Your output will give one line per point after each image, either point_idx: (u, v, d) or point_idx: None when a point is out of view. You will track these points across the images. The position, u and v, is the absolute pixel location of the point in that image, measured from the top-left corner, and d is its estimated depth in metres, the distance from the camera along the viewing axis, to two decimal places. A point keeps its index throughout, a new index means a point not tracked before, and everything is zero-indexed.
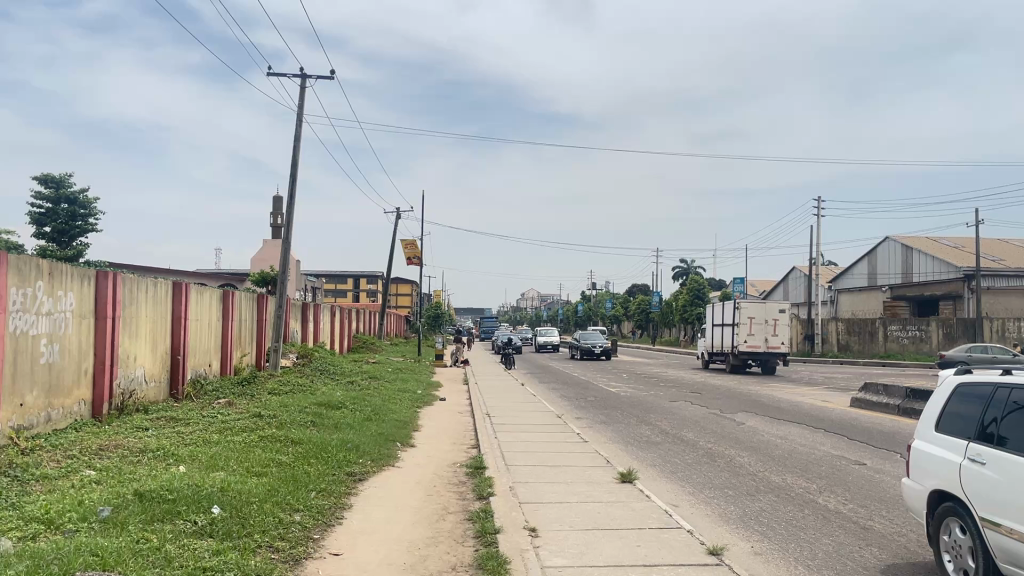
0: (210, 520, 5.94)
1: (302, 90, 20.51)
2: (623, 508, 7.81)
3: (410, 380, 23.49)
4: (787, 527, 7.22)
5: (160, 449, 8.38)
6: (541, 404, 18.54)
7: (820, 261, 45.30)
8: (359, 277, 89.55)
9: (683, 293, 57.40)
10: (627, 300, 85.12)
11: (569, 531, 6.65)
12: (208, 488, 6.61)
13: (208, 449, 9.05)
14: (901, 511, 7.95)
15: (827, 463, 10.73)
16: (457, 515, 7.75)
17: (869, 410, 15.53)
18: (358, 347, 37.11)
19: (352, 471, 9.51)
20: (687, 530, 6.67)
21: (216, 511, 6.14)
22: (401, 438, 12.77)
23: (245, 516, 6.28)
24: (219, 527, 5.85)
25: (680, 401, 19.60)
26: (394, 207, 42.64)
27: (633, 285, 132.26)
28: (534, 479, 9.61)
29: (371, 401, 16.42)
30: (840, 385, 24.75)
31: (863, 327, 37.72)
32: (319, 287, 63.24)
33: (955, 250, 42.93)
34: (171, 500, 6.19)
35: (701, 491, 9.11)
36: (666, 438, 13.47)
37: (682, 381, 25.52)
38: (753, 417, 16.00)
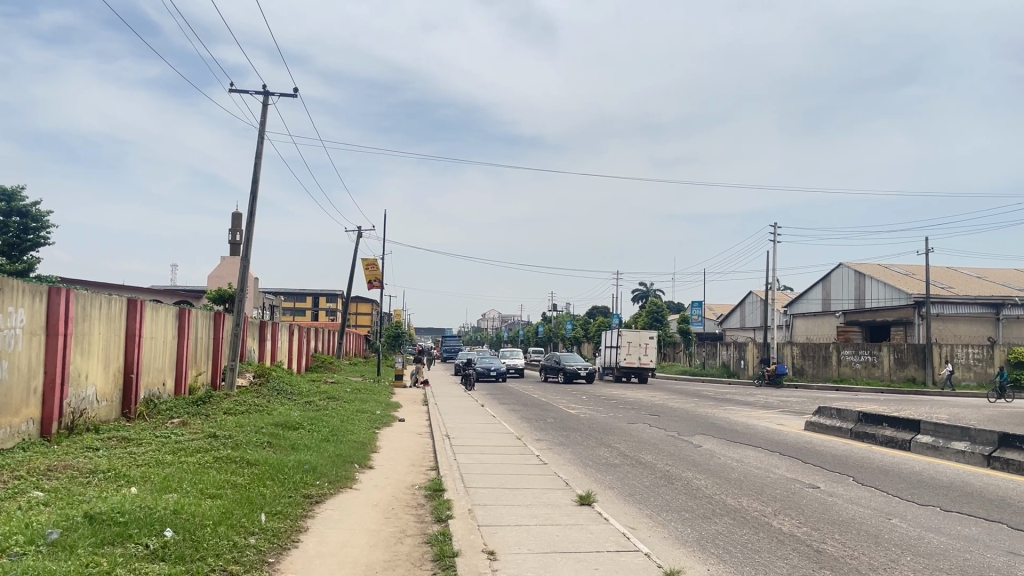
0: (162, 544, 5.89)
1: (264, 107, 20.64)
2: (582, 531, 7.90)
3: (369, 401, 23.37)
4: (742, 550, 7.39)
5: (111, 470, 8.27)
6: (501, 425, 18.56)
7: (777, 286, 46.18)
8: (319, 295, 88.62)
9: (642, 315, 57.98)
10: (588, 321, 85.74)
11: (527, 554, 6.73)
12: (160, 511, 6.56)
13: (161, 470, 8.94)
14: (853, 533, 8.19)
15: (781, 486, 10.93)
16: (415, 538, 7.78)
17: (823, 433, 15.87)
18: (316, 366, 36.77)
19: (309, 493, 9.46)
20: (643, 552, 6.81)
21: (169, 535, 6.10)
22: (358, 459, 12.75)
23: (198, 538, 6.25)
24: (171, 550, 5.80)
25: (638, 423, 19.89)
26: (357, 227, 42.67)
27: (594, 308, 133.05)
28: (494, 501, 9.63)
29: (329, 422, 16.26)
30: (795, 409, 25.15)
31: (817, 352, 38.52)
32: (277, 305, 62.36)
33: (906, 277, 44.16)
34: (122, 523, 6.13)
35: (658, 514, 9.24)
36: (624, 460, 13.64)
37: (640, 403, 25.84)
38: (710, 440, 16.22)
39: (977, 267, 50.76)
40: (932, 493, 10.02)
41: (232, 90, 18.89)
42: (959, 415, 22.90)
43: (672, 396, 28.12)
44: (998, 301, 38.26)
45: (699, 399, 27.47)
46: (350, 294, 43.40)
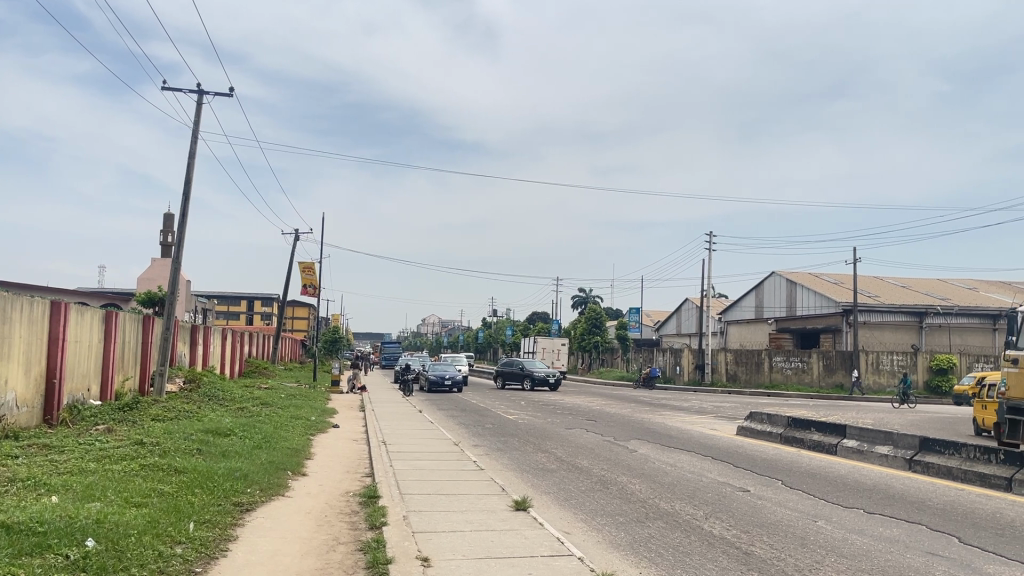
0: (84, 554, 5.66)
1: (198, 106, 20.24)
2: (517, 537, 7.89)
3: (303, 407, 23.07)
4: (674, 553, 7.49)
5: (30, 479, 7.94)
6: (438, 431, 18.53)
7: (712, 294, 47.08)
8: (253, 299, 86.88)
9: (581, 322, 58.26)
10: (528, 326, 86.12)
11: (462, 560, 6.69)
12: (82, 520, 6.32)
13: (83, 478, 8.62)
14: (781, 536, 8.37)
15: (714, 490, 11.12)
16: (348, 545, 7.68)
17: (754, 437, 16.22)
18: (249, 371, 36.07)
19: (239, 502, 9.24)
20: (576, 556, 6.85)
21: (90, 544, 5.86)
22: (292, 466, 12.53)
23: (122, 548, 6.04)
24: (93, 560, 5.59)
25: (575, 428, 19.98)
26: (292, 230, 41.96)
27: (533, 313, 133.48)
28: (430, 508, 9.56)
29: (262, 428, 15.96)
30: (727, 414, 25.66)
31: (750, 358, 39.40)
32: (209, 308, 60.85)
33: (834, 286, 45.48)
34: (41, 532, 5.88)
35: (594, 518, 9.32)
36: (560, 465, 13.71)
37: (577, 408, 26.11)
38: (646, 444, 16.46)
39: (902, 278, 52.56)
40: (857, 496, 10.33)
41: (164, 87, 18.41)
42: (883, 420, 23.59)
43: (607, 401, 28.46)
44: (921, 310, 39.69)
45: (635, 405, 27.84)
46: (286, 298, 42.68)
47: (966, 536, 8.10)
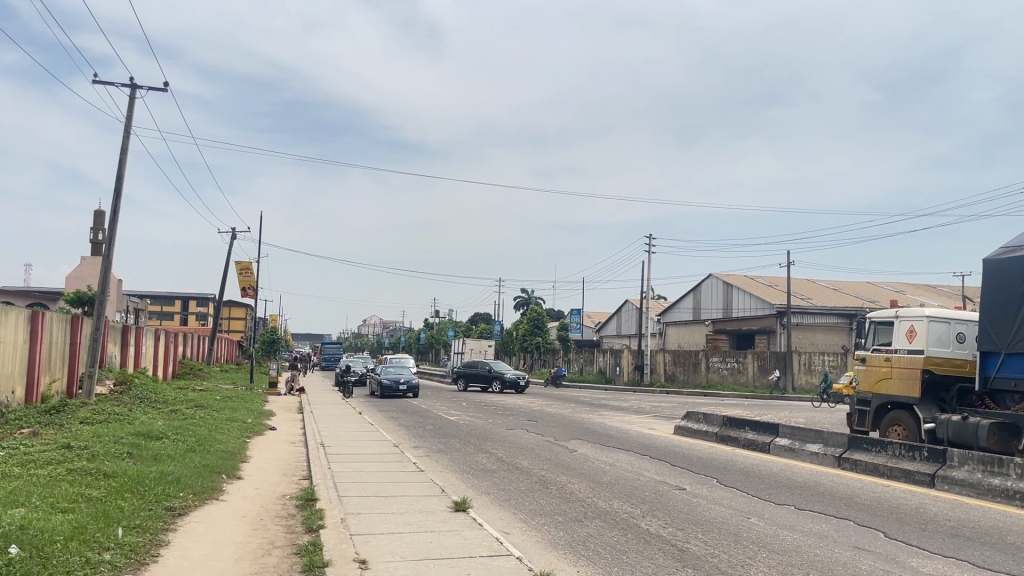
0: (6, 562, 5.51)
1: (132, 101, 19.78)
2: (456, 537, 7.96)
3: (240, 409, 22.73)
4: (611, 551, 7.65)
5: None
6: (377, 433, 18.48)
7: (651, 295, 47.90)
8: (189, 299, 85.11)
9: (523, 323, 58.35)
10: (471, 327, 86.23)
11: (399, 561, 6.72)
12: (5, 527, 6.16)
13: (6, 484, 8.36)
14: (715, 532, 8.60)
15: (650, 489, 11.34)
16: (284, 549, 7.62)
17: (691, 436, 16.55)
18: (185, 372, 35.38)
19: (172, 506, 9.07)
20: (515, 556, 6.94)
21: (13, 551, 5.71)
22: (227, 470, 12.34)
23: (47, 555, 5.91)
24: (15, 568, 5.45)
25: (516, 429, 20.13)
26: (230, 229, 41.27)
27: (475, 314, 133.49)
28: (368, 510, 9.52)
29: (196, 431, 15.67)
30: (666, 414, 26.16)
31: (687, 358, 40.23)
32: (143, 309, 59.30)
33: (769, 289, 46.72)
34: None
35: (533, 518, 9.41)
36: (500, 466, 13.79)
37: (518, 408, 26.32)
38: (586, 444, 16.67)
39: (835, 281, 54.17)
40: (787, 493, 10.65)
41: (95, 81, 17.91)
42: (815, 419, 24.33)
43: (547, 401, 28.80)
44: (851, 312, 41.02)
45: (575, 405, 28.19)
46: (223, 298, 41.95)
47: (889, 530, 8.42)
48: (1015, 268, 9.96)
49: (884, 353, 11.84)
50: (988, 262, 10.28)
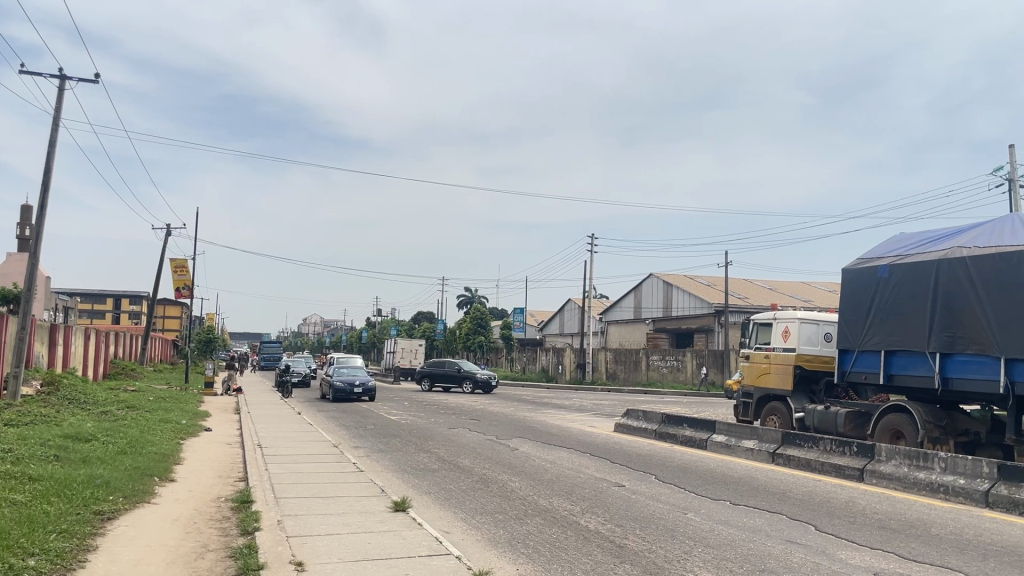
0: None
1: (60, 93, 19.15)
2: (394, 537, 7.89)
3: (174, 410, 22.11)
4: (551, 548, 7.68)
5: None
6: (316, 433, 18.22)
7: (593, 295, 48.28)
8: (121, 297, 82.60)
9: (466, 322, 58.14)
10: (413, 326, 85.61)
11: (337, 563, 6.63)
12: None
13: None
14: (653, 528, 8.69)
15: (590, 486, 11.42)
16: (217, 553, 7.44)
17: (631, 434, 16.68)
18: (116, 372, 34.27)
19: (100, 510, 8.80)
20: (454, 556, 6.88)
21: None
22: (159, 472, 12.01)
23: None
24: None
25: (457, 428, 20.08)
26: (165, 225, 40.18)
27: (418, 313, 132.65)
28: (305, 511, 9.37)
29: (127, 432, 15.20)
30: (607, 411, 26.37)
31: (628, 357, 40.64)
32: (72, 307, 57.26)
33: (708, 288, 47.52)
34: None
35: (473, 517, 9.37)
36: (442, 465, 13.73)
37: (460, 407, 26.23)
38: (526, 442, 16.73)
39: (771, 280, 55.37)
40: (724, 488, 10.81)
41: (22, 71, 17.27)
42: None
43: (490, 400, 28.76)
44: None
45: (517, 403, 28.22)
46: (157, 296, 40.79)
47: (821, 524, 8.62)
48: (863, 279, 11.14)
49: (765, 350, 13.48)
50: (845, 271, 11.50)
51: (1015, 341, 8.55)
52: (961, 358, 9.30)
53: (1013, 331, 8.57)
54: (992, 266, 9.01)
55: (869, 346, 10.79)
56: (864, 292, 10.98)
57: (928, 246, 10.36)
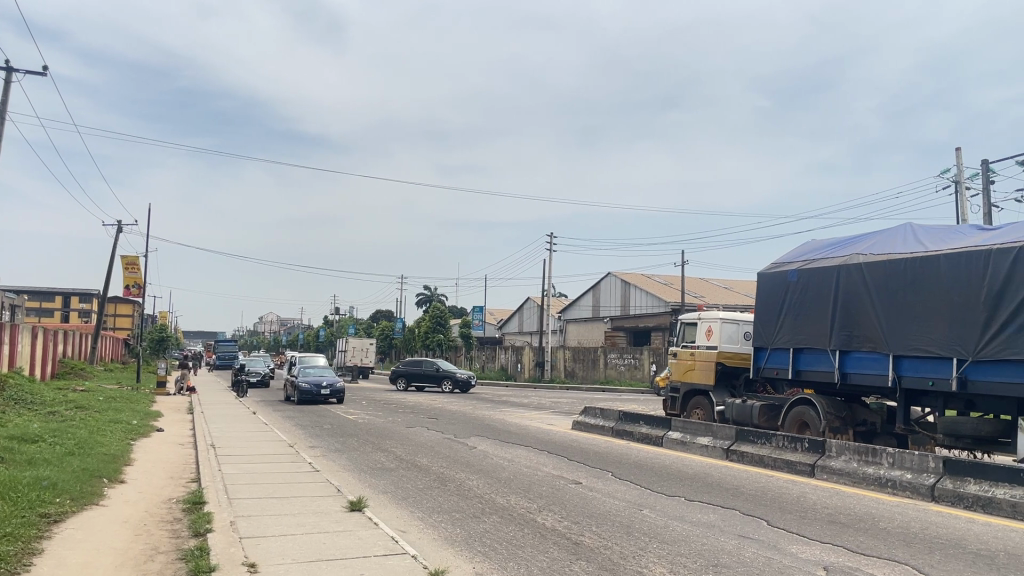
0: None
1: (7, 86, 18.68)
2: (350, 538, 7.83)
3: (124, 410, 21.65)
4: (507, 546, 7.70)
5: None
6: (271, 432, 18.02)
7: (552, 293, 48.50)
8: (70, 295, 80.61)
9: (425, 320, 57.95)
10: (371, 325, 84.96)
11: (291, 564, 6.57)
12: None
13: None
14: (609, 525, 8.77)
15: (547, 483, 11.49)
16: (168, 555, 7.31)
17: (588, 431, 16.81)
18: (64, 371, 33.43)
19: (46, 513, 8.59)
20: (410, 555, 6.86)
21: None
22: (108, 474, 11.75)
23: None
24: None
25: (415, 427, 20.03)
26: (116, 222, 39.33)
27: (376, 312, 131.67)
28: (258, 512, 9.27)
29: (75, 433, 14.87)
30: (565, 410, 26.52)
31: (587, 355, 40.91)
32: (18, 306, 55.67)
33: (665, 287, 48.10)
34: None
35: (429, 516, 9.35)
36: (399, 463, 13.69)
37: (418, 406, 26.16)
38: (484, 440, 16.78)
39: (728, 280, 56.17)
40: (679, 485, 10.95)
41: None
42: None
43: (449, 398, 28.73)
44: None
45: (476, 401, 28.24)
46: (108, 294, 39.87)
47: (773, 519, 8.78)
48: (776, 281, 11.79)
49: (690, 348, 14.24)
50: (759, 274, 12.24)
51: (899, 340, 9.28)
52: (857, 355, 10.01)
53: (897, 331, 9.33)
54: (880, 270, 9.75)
55: (779, 344, 11.46)
56: (776, 293, 11.63)
57: (832, 251, 11.01)
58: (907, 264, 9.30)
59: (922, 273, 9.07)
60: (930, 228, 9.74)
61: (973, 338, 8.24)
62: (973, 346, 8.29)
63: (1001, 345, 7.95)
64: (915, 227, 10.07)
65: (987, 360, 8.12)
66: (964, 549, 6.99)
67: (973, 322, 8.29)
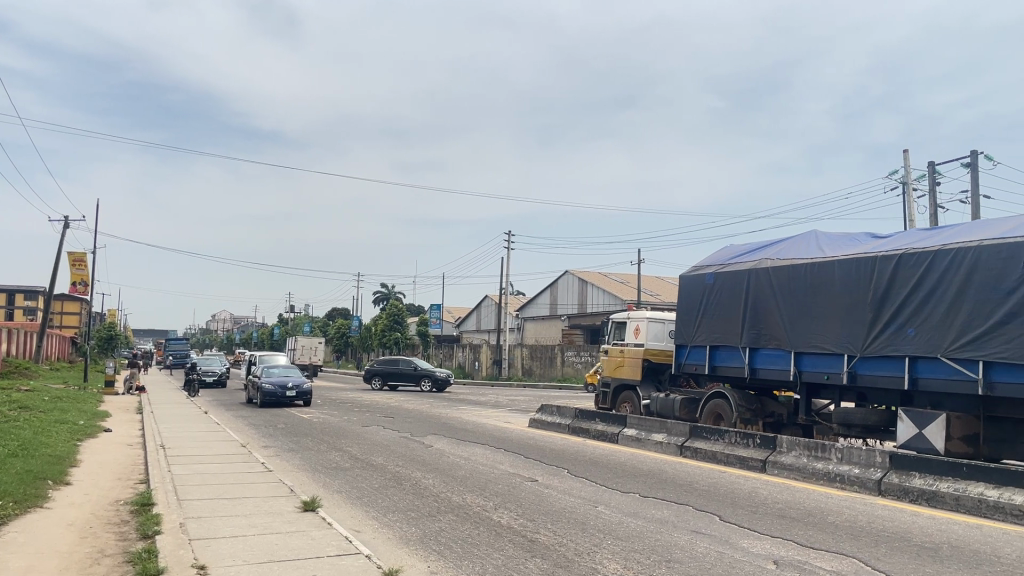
0: None
1: None
2: (303, 538, 7.76)
3: (71, 410, 21.10)
4: (462, 544, 7.69)
5: None
6: (224, 432, 17.74)
7: (510, 291, 48.53)
8: (14, 292, 78.24)
9: (382, 318, 57.50)
10: (327, 323, 84.01)
11: (241, 566, 6.47)
12: None
13: None
14: (564, 522, 8.82)
15: (504, 481, 11.51)
16: (114, 557, 7.16)
17: (545, 429, 16.80)
18: (8, 370, 32.44)
19: None
20: (363, 555, 6.81)
21: None
22: (53, 475, 11.46)
23: None
24: None
25: (372, 425, 19.90)
26: (63, 218, 38.30)
27: (333, 310, 130.29)
28: (209, 513, 9.14)
29: (19, 434, 14.48)
30: (522, 407, 26.56)
31: (544, 353, 41.03)
32: None
33: (622, 285, 48.52)
34: None
35: (384, 515, 9.31)
36: (354, 463, 13.60)
37: (374, 405, 25.96)
38: (441, 438, 16.76)
39: None
40: (633, 481, 11.02)
41: None
42: None
43: (407, 397, 28.56)
44: None
45: (433, 399, 28.12)
46: (54, 291, 38.78)
47: (726, 514, 8.90)
48: (692, 283, 12.63)
49: (620, 345, 14.87)
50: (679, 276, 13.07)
51: (802, 337, 10.23)
52: (765, 352, 10.90)
53: (800, 329, 10.27)
54: (784, 273, 10.68)
55: (698, 341, 12.22)
56: (692, 295, 12.47)
57: (744, 255, 11.88)
58: (806, 270, 10.30)
59: (822, 277, 10.06)
60: (830, 236, 10.73)
61: (862, 336, 9.33)
62: (862, 343, 9.39)
63: (886, 342, 9.05)
64: (817, 234, 11.06)
65: (873, 355, 9.23)
66: (910, 542, 7.15)
67: (863, 321, 9.35)
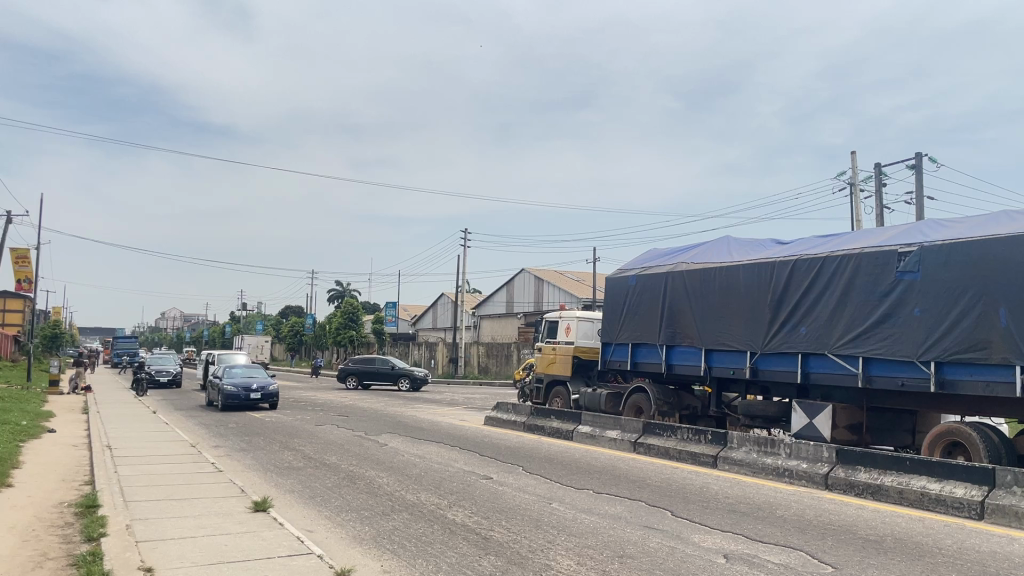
0: None
1: None
2: (254, 538, 7.74)
3: (13, 411, 20.57)
4: (416, 543, 7.75)
5: None
6: (174, 432, 17.49)
7: (467, 289, 48.55)
8: None
9: (337, 315, 57.06)
10: (280, 321, 82.94)
11: (188, 568, 6.44)
12: None
13: None
14: (518, 519, 8.93)
15: (458, 479, 11.59)
16: (59, 561, 7.06)
17: (502, 427, 16.84)
18: None
19: None
20: (314, 554, 6.84)
21: None
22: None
23: None
24: None
25: (325, 425, 19.80)
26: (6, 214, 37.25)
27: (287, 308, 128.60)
28: (157, 514, 9.05)
29: None
30: (478, 406, 26.63)
31: (500, 351, 41.15)
32: None
33: (578, 284, 48.89)
34: None
35: (339, 514, 9.34)
36: (307, 462, 13.55)
37: (329, 404, 25.77)
38: (394, 437, 16.76)
39: None
40: (588, 478, 11.17)
41: None
42: None
43: (362, 395, 28.41)
44: None
45: (388, 398, 28.02)
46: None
47: (677, 510, 9.09)
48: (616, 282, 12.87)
49: (552, 342, 15.46)
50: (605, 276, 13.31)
51: (710, 335, 10.51)
52: (680, 349, 11.16)
53: (708, 327, 10.55)
54: (695, 274, 10.98)
55: (622, 339, 12.47)
56: (615, 294, 12.71)
57: (665, 257, 12.17)
58: (715, 270, 10.60)
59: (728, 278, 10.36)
60: (740, 241, 11.05)
61: (761, 335, 9.67)
62: (761, 341, 9.73)
63: (781, 340, 9.40)
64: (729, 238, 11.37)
65: (772, 352, 9.56)
66: (855, 535, 7.41)
67: (762, 320, 9.68)
